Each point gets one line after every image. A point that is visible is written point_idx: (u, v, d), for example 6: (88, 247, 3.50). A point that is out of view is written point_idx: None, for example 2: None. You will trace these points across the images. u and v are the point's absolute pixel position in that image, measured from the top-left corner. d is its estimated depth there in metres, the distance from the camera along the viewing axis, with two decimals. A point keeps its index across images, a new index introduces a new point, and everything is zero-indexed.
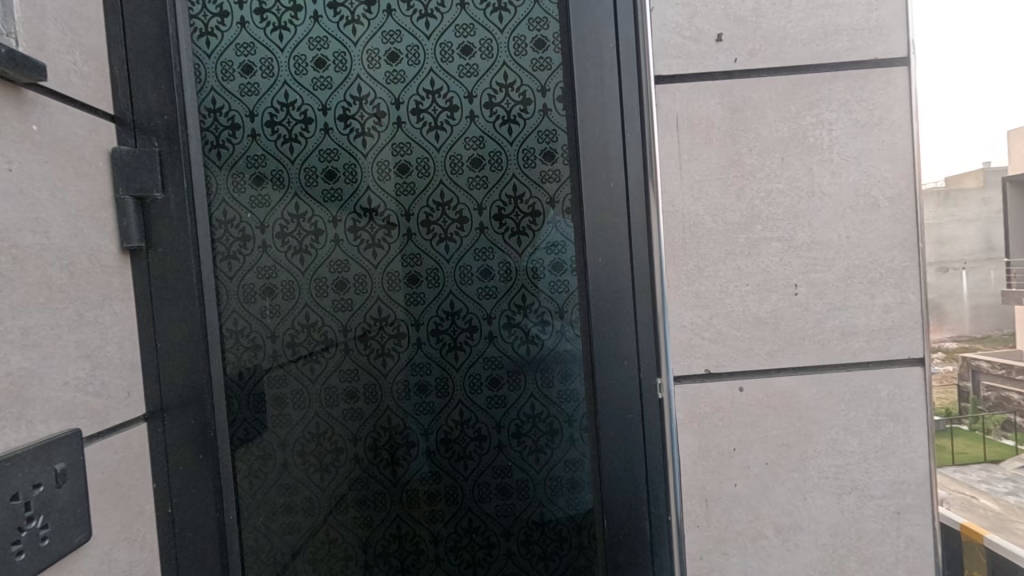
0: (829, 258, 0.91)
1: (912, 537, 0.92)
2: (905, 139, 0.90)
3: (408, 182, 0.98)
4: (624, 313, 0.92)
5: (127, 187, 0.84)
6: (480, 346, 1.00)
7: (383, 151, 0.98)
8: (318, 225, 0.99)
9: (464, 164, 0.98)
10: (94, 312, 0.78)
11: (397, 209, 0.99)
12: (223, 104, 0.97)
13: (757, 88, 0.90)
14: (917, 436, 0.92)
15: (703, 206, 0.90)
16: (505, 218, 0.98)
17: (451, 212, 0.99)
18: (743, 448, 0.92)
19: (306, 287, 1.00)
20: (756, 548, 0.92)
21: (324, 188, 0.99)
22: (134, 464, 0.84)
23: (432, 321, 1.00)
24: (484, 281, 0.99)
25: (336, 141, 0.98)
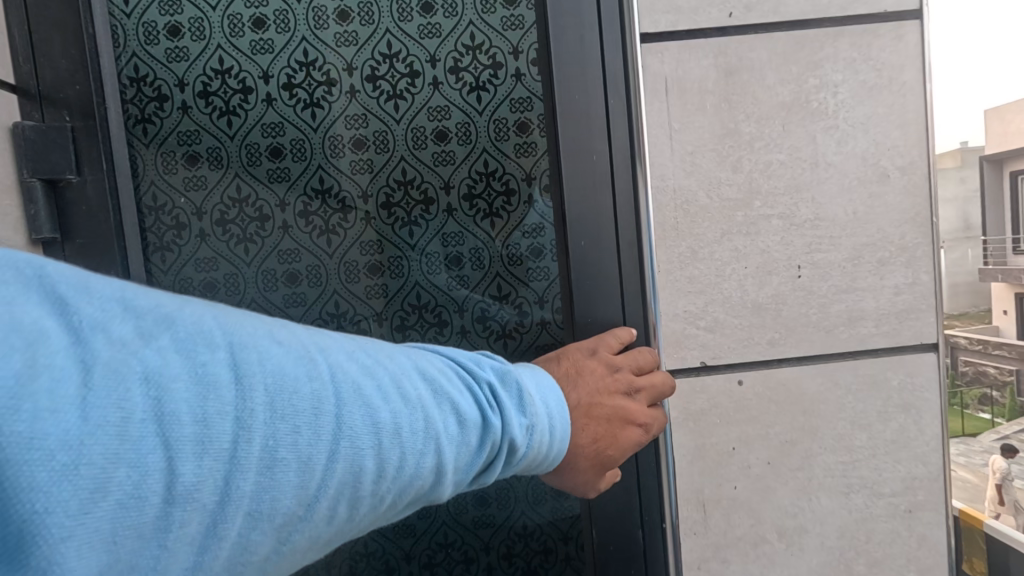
0: (835, 235, 0.82)
1: (923, 535, 0.85)
2: (916, 102, 0.81)
3: (367, 160, 0.87)
4: (607, 303, 0.84)
5: (35, 169, 0.76)
6: (452, 341, 0.91)
7: (336, 124, 0.87)
8: (265, 211, 0.87)
9: (428, 138, 0.87)
10: None
11: (355, 191, 0.88)
12: (148, 72, 0.85)
13: (755, 46, 0.80)
14: (930, 428, 0.84)
15: (696, 181, 0.81)
16: (476, 198, 0.88)
17: (416, 193, 0.88)
18: (743, 447, 0.83)
19: (253, 281, 0.89)
20: (757, 554, 0.84)
21: (270, 169, 0.87)
22: None
23: (397, 315, 0.90)
24: (454, 270, 0.90)
25: (282, 113, 0.86)
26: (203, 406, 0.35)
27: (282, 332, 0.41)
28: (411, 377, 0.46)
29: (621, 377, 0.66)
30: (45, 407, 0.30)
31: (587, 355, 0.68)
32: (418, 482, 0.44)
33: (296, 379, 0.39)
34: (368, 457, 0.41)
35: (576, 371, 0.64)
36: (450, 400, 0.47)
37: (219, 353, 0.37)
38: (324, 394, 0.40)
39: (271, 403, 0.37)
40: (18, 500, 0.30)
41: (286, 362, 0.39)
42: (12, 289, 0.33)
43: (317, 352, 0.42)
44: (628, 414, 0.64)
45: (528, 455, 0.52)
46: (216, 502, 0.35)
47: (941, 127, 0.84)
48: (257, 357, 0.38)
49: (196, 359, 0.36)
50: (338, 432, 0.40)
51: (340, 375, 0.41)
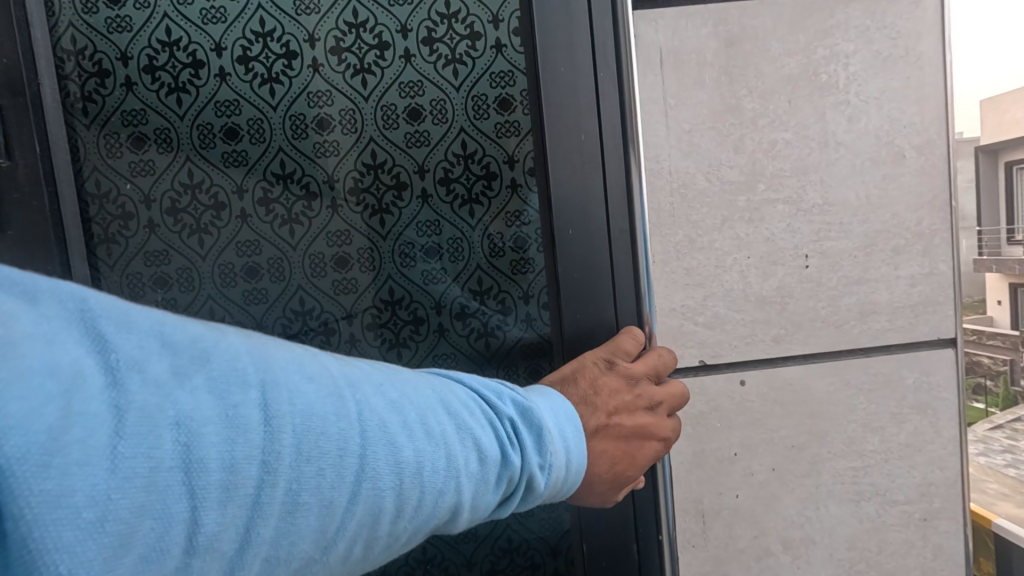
0: (845, 221, 0.75)
1: (940, 545, 0.79)
2: (935, 75, 0.74)
3: (333, 142, 0.84)
4: (600, 298, 0.76)
5: None
6: (429, 341, 0.86)
7: (297, 102, 0.84)
8: (222, 198, 0.86)
9: (400, 116, 0.83)
10: None
11: (320, 176, 0.85)
12: (87, 44, 0.85)
13: (759, 13, 0.73)
14: (947, 430, 0.78)
15: (694, 163, 0.74)
16: (452, 182, 0.83)
17: (387, 178, 0.84)
18: (746, 453, 0.77)
19: (209, 275, 0.88)
20: (761, 568, 0.78)
21: (225, 152, 0.85)
22: None
23: (369, 312, 0.86)
24: (428, 261, 0.85)
25: (239, 91, 0.84)
26: (231, 452, 0.30)
27: (314, 364, 0.36)
28: (437, 411, 0.40)
29: (641, 392, 0.59)
30: (76, 460, 0.27)
31: (604, 369, 0.60)
32: (436, 520, 0.39)
33: (324, 418, 0.34)
34: (389, 497, 0.36)
35: (589, 399, 0.55)
36: (479, 437, 0.41)
37: (251, 393, 0.32)
38: (352, 434, 0.35)
39: (298, 445, 0.33)
40: (39, 561, 0.26)
41: (316, 399, 0.34)
42: (49, 326, 0.29)
43: (346, 387, 0.36)
44: (648, 430, 0.58)
45: (550, 491, 0.46)
46: (235, 551, 0.31)
47: (962, 103, 0.77)
48: (288, 397, 0.33)
49: (228, 401, 0.31)
50: (360, 473, 0.35)
51: (367, 413, 0.36)
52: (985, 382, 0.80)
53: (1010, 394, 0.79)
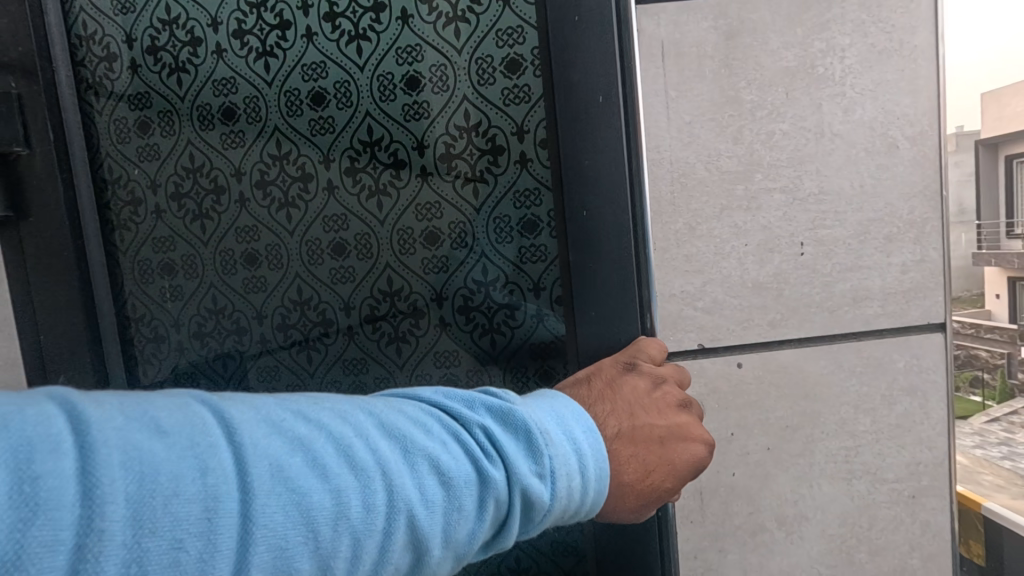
0: (840, 210, 0.78)
1: (928, 522, 0.82)
2: (928, 67, 0.77)
3: (329, 119, 0.88)
4: (609, 288, 0.78)
5: None
6: (430, 337, 0.89)
7: (293, 75, 0.88)
8: (220, 182, 0.92)
9: (397, 87, 0.86)
10: None
11: (315, 156, 0.89)
12: (95, 28, 0.91)
13: (758, 7, 0.75)
14: (936, 412, 0.81)
15: (694, 153, 0.76)
16: (455, 158, 0.86)
17: (384, 156, 0.87)
18: (742, 432, 0.80)
19: (210, 262, 0.94)
20: (756, 543, 0.82)
21: (228, 134, 0.91)
22: None
23: (367, 304, 0.91)
24: (429, 248, 0.88)
25: (237, 72, 0.89)
26: (31, 537, 0.27)
27: (194, 407, 0.35)
28: (351, 444, 0.37)
29: (667, 392, 0.60)
30: None
31: (623, 370, 0.63)
32: (388, 566, 0.36)
33: (175, 478, 0.31)
34: (302, 553, 0.33)
35: (609, 393, 0.56)
36: (431, 458, 0.38)
37: (63, 461, 0.29)
38: (221, 486, 0.32)
39: (138, 512, 0.29)
40: None
41: (160, 458, 0.31)
42: None
43: (209, 433, 0.33)
44: (683, 432, 0.57)
45: (558, 508, 0.42)
46: None
47: (953, 96, 0.79)
48: (118, 458, 0.30)
49: (32, 470, 0.28)
50: (241, 531, 0.32)
51: (247, 455, 0.33)
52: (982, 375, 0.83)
53: (1007, 387, 0.80)
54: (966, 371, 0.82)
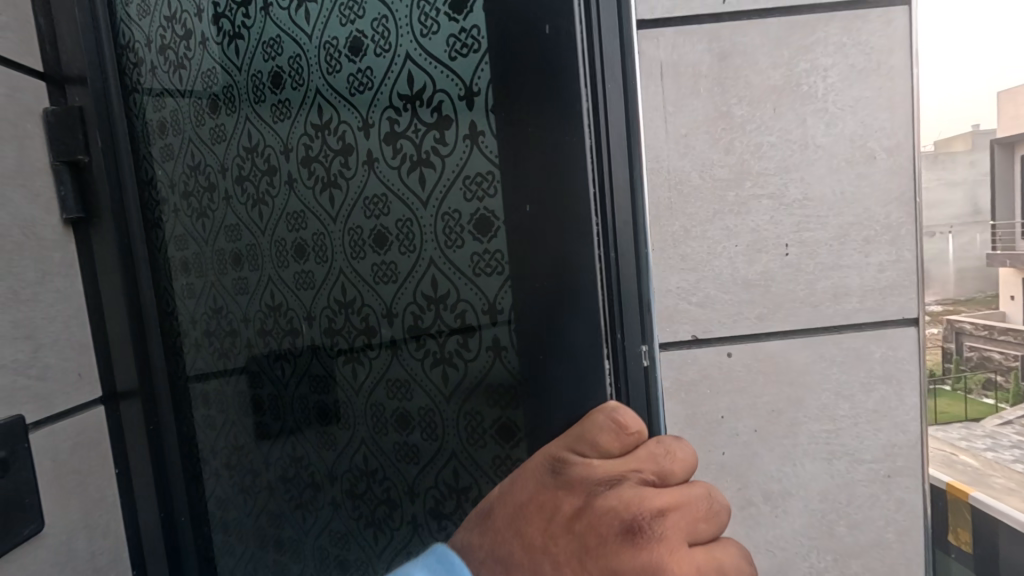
0: (822, 215, 0.86)
1: (902, 499, 0.90)
2: (904, 85, 0.84)
3: (285, 103, 0.94)
4: (571, 310, 0.69)
5: (56, 152, 0.84)
6: (384, 360, 0.93)
7: (257, 59, 0.95)
8: (212, 179, 1.02)
9: (342, 53, 0.87)
10: (30, 291, 0.78)
11: (276, 143, 0.97)
12: (129, 34, 0.98)
13: (748, 31, 0.83)
14: (910, 398, 0.89)
15: (689, 162, 0.85)
16: (398, 140, 0.85)
17: (334, 141, 0.92)
18: (732, 415, 0.88)
19: (210, 262, 1.04)
20: (744, 516, 0.90)
21: (212, 125, 1.01)
22: (89, 449, 0.87)
23: (325, 309, 0.98)
24: (377, 251, 0.91)
25: (220, 61, 0.98)
26: None
27: None
28: None
29: (595, 526, 0.54)
30: None
31: (550, 481, 0.58)
32: None
33: None
34: None
35: (518, 549, 0.57)
36: None
37: None
38: None
39: None
40: None
41: None
42: None
43: None
44: (610, 565, 0.53)
45: None
46: None
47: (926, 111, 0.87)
48: None
49: None
50: None
51: None
52: (995, 376, 1.01)
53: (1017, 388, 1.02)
54: (979, 374, 0.98)
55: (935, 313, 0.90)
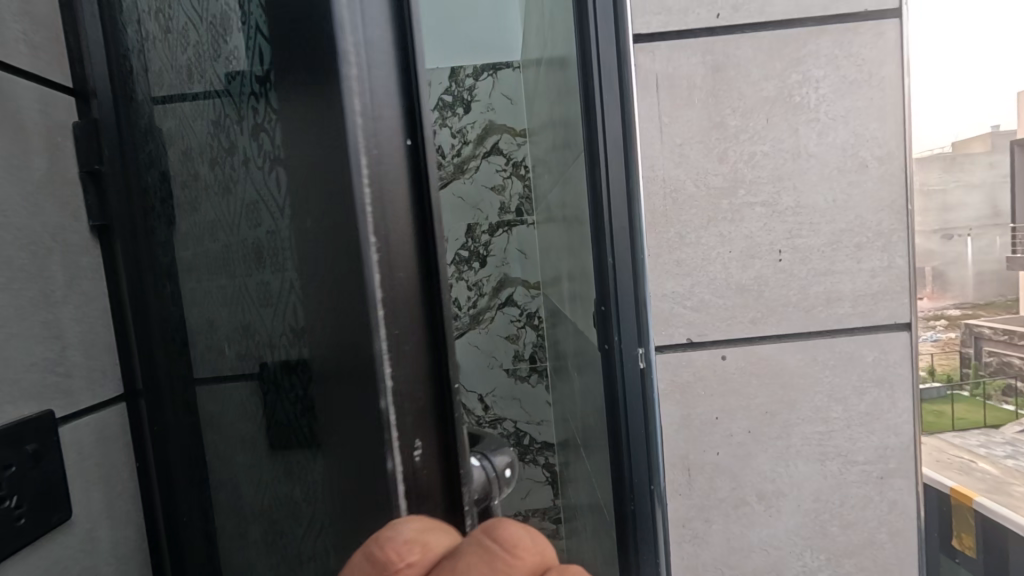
0: (815, 222, 0.88)
1: (895, 500, 0.92)
2: (895, 95, 0.86)
3: (198, 98, 0.70)
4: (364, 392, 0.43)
5: (79, 162, 0.80)
6: (273, 403, 0.70)
7: (173, 39, 0.73)
8: (148, 185, 0.83)
9: (218, 30, 0.63)
10: (62, 292, 0.76)
11: (192, 142, 0.74)
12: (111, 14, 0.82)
13: (741, 44, 0.86)
14: (902, 401, 0.91)
15: (684, 171, 0.88)
16: (258, 131, 0.58)
17: (223, 138, 0.66)
18: (726, 416, 0.91)
19: (161, 278, 0.85)
20: (739, 515, 0.92)
21: (195, 107, 0.72)
22: (111, 445, 0.84)
23: (236, 347, 0.76)
24: (264, 277, 0.65)
25: (194, 16, 0.68)
26: None
27: None
28: None
29: None
30: None
31: None
32: None
33: None
34: None
35: None
36: None
37: None
38: None
39: None
40: None
41: None
42: None
43: None
44: None
45: None
46: None
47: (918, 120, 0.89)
48: None
49: None
50: None
51: None
52: (1014, 382, 0.98)
53: None
54: (998, 379, 0.99)
55: (951, 317, 0.95)
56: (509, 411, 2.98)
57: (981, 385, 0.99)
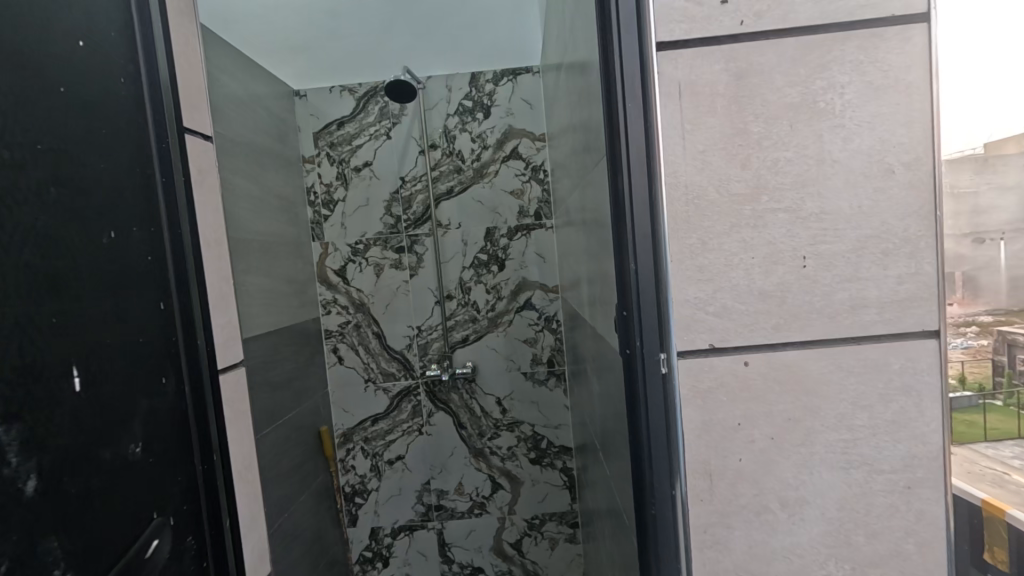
0: (839, 228, 0.88)
1: (922, 510, 0.91)
2: (923, 100, 0.86)
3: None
4: None
5: (117, 143, 0.73)
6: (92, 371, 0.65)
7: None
8: (115, 122, 0.73)
9: None
10: (134, 254, 0.74)
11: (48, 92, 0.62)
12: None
13: (764, 51, 0.86)
14: (930, 410, 0.89)
15: (706, 177, 0.88)
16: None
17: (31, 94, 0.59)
18: (748, 423, 0.91)
19: (142, 210, 0.77)
20: (760, 522, 0.92)
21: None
22: (172, 369, 0.81)
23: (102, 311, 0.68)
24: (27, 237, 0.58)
25: None
26: None
27: None
28: None
29: None
30: None
31: None
32: None
33: None
34: None
35: None
36: None
37: None
38: None
39: None
40: None
41: None
42: None
43: None
44: None
45: None
46: None
47: (945, 124, 0.88)
48: None
49: None
50: None
51: None
52: None
53: None
54: None
55: (983, 324, 0.94)
56: (527, 415, 3.00)
57: (1014, 394, 0.97)
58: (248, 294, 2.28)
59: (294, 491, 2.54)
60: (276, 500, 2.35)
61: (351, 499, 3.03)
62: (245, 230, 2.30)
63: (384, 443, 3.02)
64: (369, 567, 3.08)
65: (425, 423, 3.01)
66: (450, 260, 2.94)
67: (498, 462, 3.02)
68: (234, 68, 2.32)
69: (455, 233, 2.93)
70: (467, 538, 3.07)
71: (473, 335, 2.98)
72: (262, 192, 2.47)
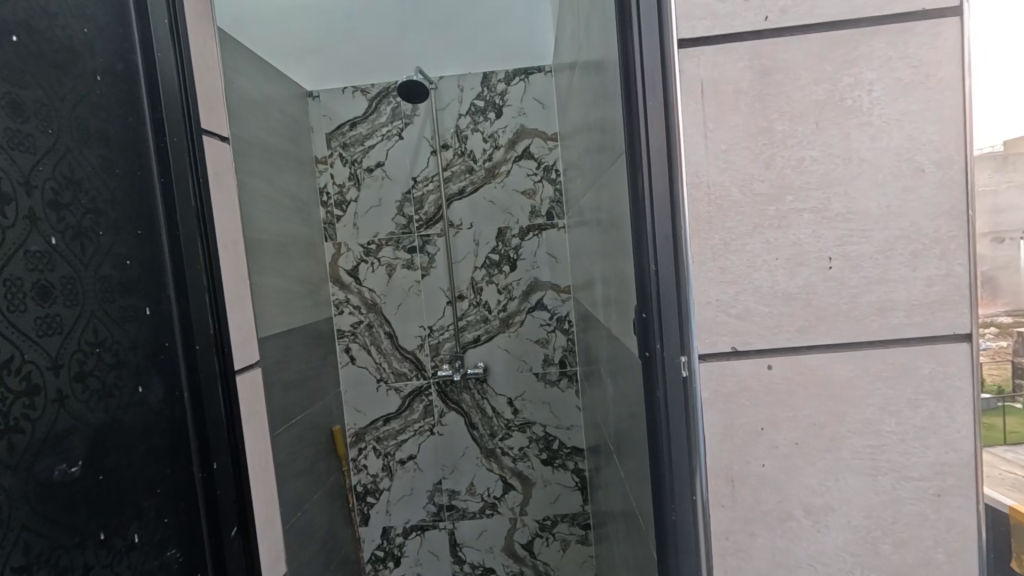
0: (867, 228, 0.85)
1: (952, 519, 0.88)
2: (954, 96, 0.83)
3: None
4: None
5: (97, 144, 0.74)
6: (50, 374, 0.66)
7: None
8: (91, 128, 0.74)
9: None
10: (110, 258, 0.75)
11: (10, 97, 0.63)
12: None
13: (788, 47, 0.84)
14: (962, 416, 0.87)
15: (729, 177, 0.86)
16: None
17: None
18: (772, 428, 0.89)
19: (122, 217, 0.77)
20: (784, 529, 0.90)
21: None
22: (156, 375, 0.81)
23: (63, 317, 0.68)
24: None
25: None
26: None
27: None
28: None
29: None
30: None
31: None
32: None
33: None
34: None
35: None
36: None
37: None
38: None
39: None
40: None
41: None
42: None
43: None
44: None
45: None
46: None
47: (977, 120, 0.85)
48: None
49: None
50: None
51: None
52: None
53: None
54: None
55: (1003, 325, 0.90)
56: (539, 415, 2.98)
57: None
58: (263, 293, 2.29)
59: (307, 490, 2.55)
60: (290, 500, 2.36)
61: (364, 498, 3.04)
62: (260, 230, 2.32)
63: (396, 443, 3.02)
64: (381, 567, 3.09)
65: (437, 423, 3.01)
66: (462, 260, 2.94)
67: (510, 463, 3.01)
68: (249, 69, 2.33)
69: (467, 233, 2.93)
70: (479, 538, 3.07)
71: (485, 335, 2.97)
72: (275, 192, 2.48)
